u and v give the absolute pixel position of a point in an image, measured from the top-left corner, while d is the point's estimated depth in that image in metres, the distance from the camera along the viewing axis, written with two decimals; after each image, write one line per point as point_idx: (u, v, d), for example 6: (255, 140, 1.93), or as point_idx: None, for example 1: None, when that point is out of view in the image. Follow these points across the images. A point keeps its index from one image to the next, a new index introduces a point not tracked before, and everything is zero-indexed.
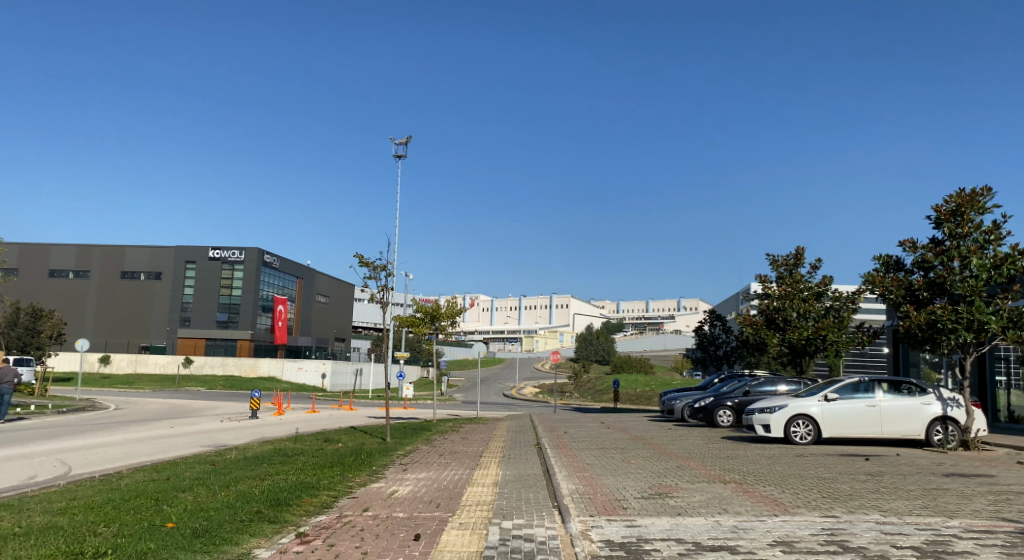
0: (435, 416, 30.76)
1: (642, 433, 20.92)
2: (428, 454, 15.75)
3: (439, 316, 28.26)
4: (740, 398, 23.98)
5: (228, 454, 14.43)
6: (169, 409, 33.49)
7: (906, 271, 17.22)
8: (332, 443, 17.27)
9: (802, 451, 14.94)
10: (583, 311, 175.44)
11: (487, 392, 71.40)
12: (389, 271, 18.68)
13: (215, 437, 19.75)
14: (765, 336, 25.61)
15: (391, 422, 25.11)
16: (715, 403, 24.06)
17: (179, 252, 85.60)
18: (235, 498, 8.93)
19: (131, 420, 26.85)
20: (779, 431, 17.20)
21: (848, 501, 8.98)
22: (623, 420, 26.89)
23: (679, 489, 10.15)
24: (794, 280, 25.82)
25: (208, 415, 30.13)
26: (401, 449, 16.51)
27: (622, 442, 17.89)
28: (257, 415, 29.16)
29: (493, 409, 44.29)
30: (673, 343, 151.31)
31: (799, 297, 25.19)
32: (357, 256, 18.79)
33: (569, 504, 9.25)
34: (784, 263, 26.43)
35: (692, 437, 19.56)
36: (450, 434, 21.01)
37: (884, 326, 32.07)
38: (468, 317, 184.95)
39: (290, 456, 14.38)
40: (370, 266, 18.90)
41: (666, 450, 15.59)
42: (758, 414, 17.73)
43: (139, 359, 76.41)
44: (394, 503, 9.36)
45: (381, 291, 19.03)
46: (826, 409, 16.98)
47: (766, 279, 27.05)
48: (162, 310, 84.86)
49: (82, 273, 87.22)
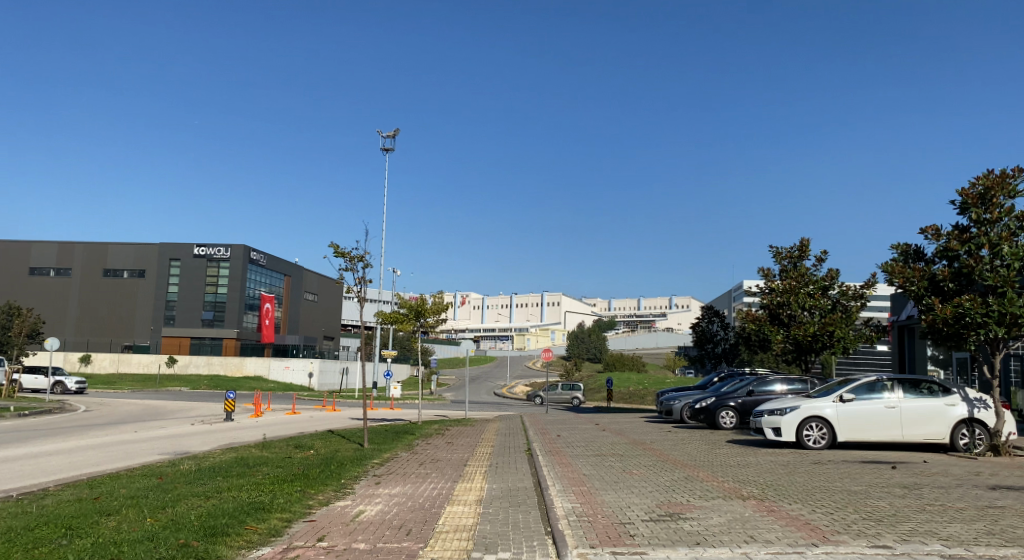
0: (420, 418, 29.27)
1: (640, 436, 19.54)
2: (408, 463, 14.26)
3: (424, 312, 26.70)
4: (743, 398, 22.66)
5: (181, 464, 12.92)
6: (142, 411, 31.85)
7: (927, 261, 15.81)
8: (303, 450, 15.75)
9: (820, 458, 13.54)
10: (574, 309, 174.39)
11: (477, 391, 69.94)
12: (366, 261, 17.15)
13: (180, 443, 18.27)
14: (769, 333, 24.18)
15: (372, 425, 23.63)
16: (717, 403, 22.68)
17: (163, 249, 83.75)
18: (162, 525, 7.43)
19: (96, 423, 25.26)
20: (791, 435, 15.79)
21: (896, 525, 7.54)
22: (619, 421, 25.50)
23: (692, 508, 8.71)
24: (799, 274, 24.43)
25: (182, 417, 28.58)
26: (379, 457, 15.01)
27: (621, 447, 16.46)
28: (233, 418, 27.61)
29: (483, 409, 42.90)
30: (664, 341, 150.36)
31: (804, 292, 23.81)
32: (333, 246, 17.34)
33: (565, 530, 7.79)
34: (787, 256, 25.07)
35: (693, 440, 18.14)
36: (434, 439, 19.50)
37: (889, 322, 30.84)
38: (459, 315, 183.13)
39: (251, 467, 12.85)
40: (347, 256, 17.41)
41: (670, 458, 14.15)
42: (767, 416, 16.32)
43: (121, 358, 74.64)
44: (357, 530, 7.89)
45: (358, 284, 17.48)
46: (841, 411, 15.61)
47: (768, 273, 25.62)
48: (145, 309, 82.93)
49: (63, 271, 85.15)
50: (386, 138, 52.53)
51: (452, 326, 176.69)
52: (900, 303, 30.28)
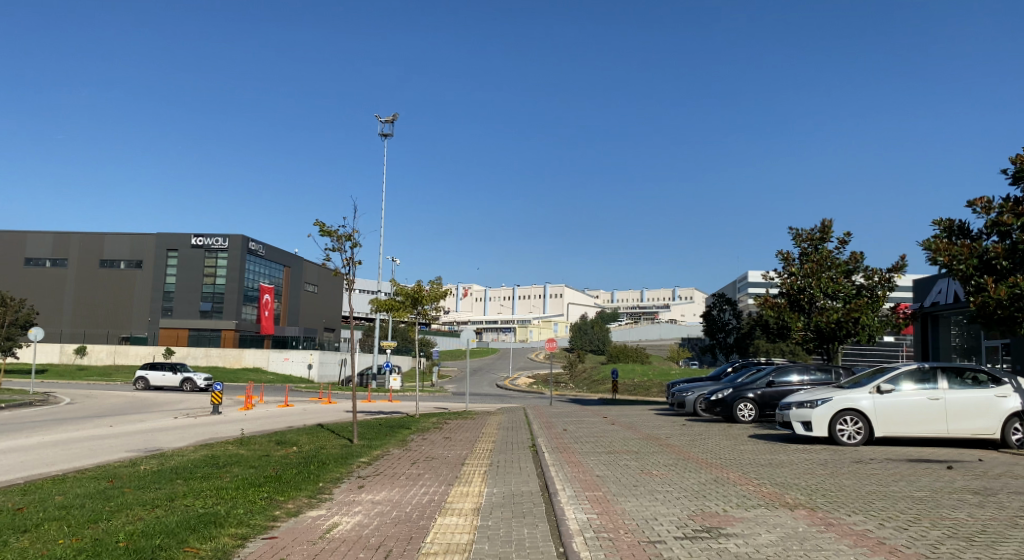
0: (418, 411, 27.84)
1: (653, 431, 18.08)
2: (400, 462, 12.78)
3: (421, 299, 25.21)
4: (762, 390, 21.19)
5: (143, 464, 11.47)
6: (128, 404, 30.37)
7: (974, 237, 14.27)
8: (285, 447, 14.24)
9: (860, 457, 12.04)
10: (577, 301, 173.08)
11: (479, 383, 68.45)
12: (354, 240, 15.66)
13: (155, 438, 16.87)
14: (789, 320, 22.71)
15: (366, 419, 22.20)
16: (734, 395, 21.20)
17: (160, 240, 82.26)
18: (79, 550, 5.95)
19: (74, 416, 23.87)
20: (823, 430, 14.33)
21: (995, 547, 6.03)
22: (628, 414, 24.05)
23: (733, 521, 7.23)
24: (820, 257, 22.88)
25: (169, 409, 27.10)
26: (367, 456, 13.50)
27: (636, 444, 14.97)
28: (221, 411, 26.17)
29: (485, 401, 41.43)
30: (668, 332, 148.93)
31: (826, 276, 22.27)
32: (317, 223, 15.84)
33: (579, 551, 6.32)
34: (808, 237, 23.50)
35: (712, 435, 16.65)
36: (431, 434, 18.05)
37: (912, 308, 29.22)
38: (461, 307, 181.67)
39: (219, 467, 11.36)
40: (333, 235, 15.91)
41: (693, 457, 12.63)
42: (795, 409, 14.84)
43: (118, 350, 73.24)
44: (325, 553, 6.40)
45: (346, 265, 15.94)
46: (879, 403, 14.10)
47: (787, 256, 24.05)
48: (142, 299, 81.55)
49: (59, 261, 83.71)
50: (384, 123, 51.10)
51: (455, 317, 175.26)
52: (924, 289, 28.65)
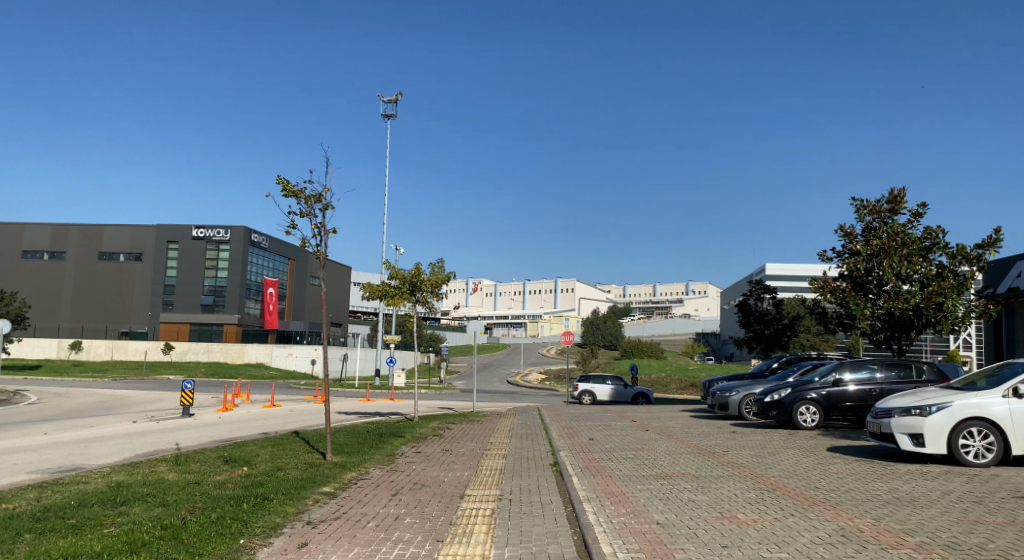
0: (417, 412, 24.47)
1: (702, 442, 14.61)
2: (374, 493, 9.30)
3: (420, 285, 21.73)
4: (827, 390, 17.62)
5: (10, 504, 7.96)
6: (97, 404, 26.96)
7: None
8: (232, 469, 10.85)
9: (1022, 490, 8.55)
10: (588, 295, 169.31)
11: (488, 379, 65.26)
12: (325, 203, 12.28)
13: (85, 451, 13.49)
14: (855, 307, 19.23)
15: (354, 424, 18.84)
16: (793, 396, 17.70)
17: (161, 231, 79.29)
18: None
19: (23, 421, 20.64)
20: (939, 446, 10.91)
21: None
22: (660, 418, 20.65)
23: None
24: (889, 231, 19.40)
25: (137, 410, 23.85)
26: (333, 483, 10.05)
27: (690, 463, 11.50)
28: (191, 413, 22.74)
29: (495, 399, 38.03)
30: (681, 328, 145.09)
31: (898, 255, 18.79)
32: (278, 178, 12.52)
33: None
34: (874, 210, 19.97)
35: (781, 449, 13.19)
36: (428, 445, 14.62)
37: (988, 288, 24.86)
38: (472, 302, 178.00)
39: (112, 507, 7.87)
40: (298, 196, 12.50)
41: (780, 487, 9.14)
42: (899, 418, 11.34)
43: (116, 345, 70.29)
44: None
45: (316, 234, 12.58)
46: (1018, 412, 10.62)
47: (849, 231, 20.51)
48: (142, 293, 78.79)
49: (57, 254, 80.95)
50: (387, 103, 47.99)
51: (465, 312, 171.47)
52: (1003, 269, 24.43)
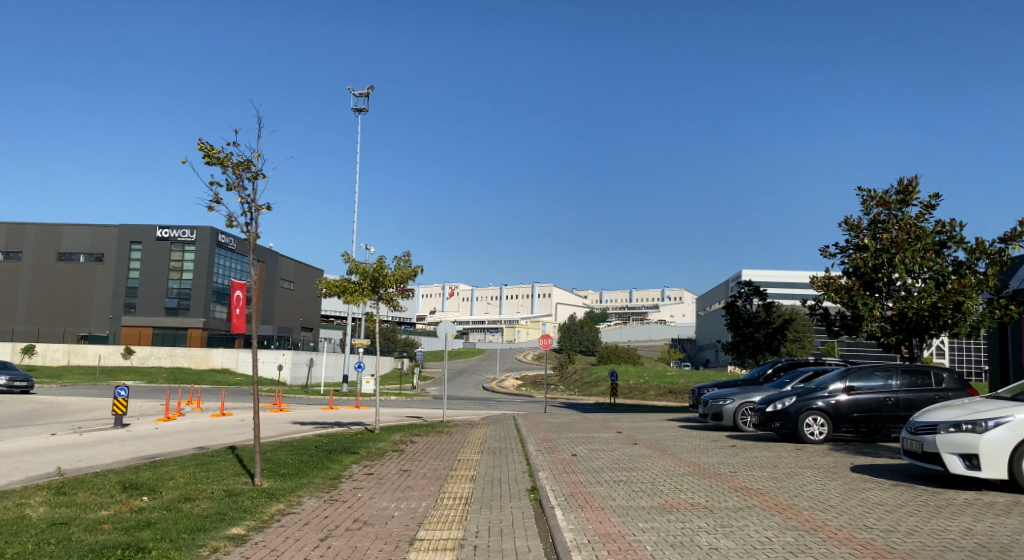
0: (381, 422, 22.25)
1: (702, 460, 12.62)
2: (299, 537, 7.12)
3: (383, 281, 19.57)
4: (837, 397, 15.68)
5: None
6: (27, 413, 24.33)
7: None
8: (127, 501, 8.59)
9: None
10: (565, 300, 167.87)
11: (462, 386, 63.12)
12: (256, 171, 10.11)
13: None
14: (864, 306, 17.38)
15: (305, 438, 16.59)
16: (799, 406, 15.78)
17: (123, 231, 76.06)
18: None
19: None
20: (998, 470, 8.99)
21: None
22: (649, 430, 18.68)
23: None
24: (900, 224, 17.62)
25: (66, 418, 21.32)
26: (253, 521, 7.85)
27: (698, 490, 9.45)
28: (125, 424, 20.33)
29: (467, 406, 35.95)
30: (658, 333, 144.01)
31: (911, 250, 16.96)
32: (199, 143, 10.40)
33: None
34: (882, 201, 18.21)
35: (800, 470, 11.23)
36: (383, 465, 12.45)
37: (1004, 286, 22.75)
38: (448, 307, 175.50)
39: None
40: (224, 163, 10.38)
41: (825, 527, 7.12)
42: (946, 434, 9.38)
43: (73, 349, 67.00)
44: None
45: (246, 211, 10.44)
46: None
47: (855, 224, 18.71)
48: (103, 295, 75.50)
49: (13, 254, 77.46)
50: (358, 97, 45.73)
51: (441, 316, 168.91)
52: None
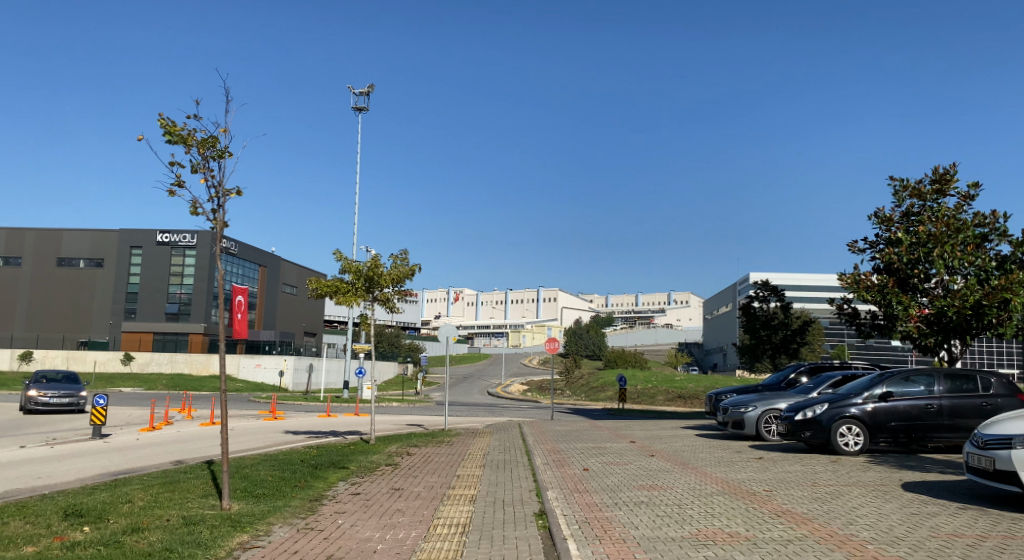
0: (378, 432, 20.91)
1: (729, 476, 11.27)
2: None
3: (379, 279, 18.31)
4: (874, 404, 14.31)
5: None
6: (7, 423, 23.03)
7: None
8: (63, 534, 7.29)
9: None
10: (571, 305, 166.59)
11: (467, 391, 61.87)
12: (222, 150, 8.83)
13: None
14: (900, 304, 16.02)
15: (294, 450, 15.28)
16: (831, 413, 14.43)
17: (123, 236, 75.03)
18: None
19: None
20: None
21: None
22: (666, 440, 17.35)
23: None
24: (936, 216, 16.27)
25: (44, 429, 20.01)
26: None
27: (735, 517, 8.09)
28: (105, 436, 19.01)
29: (471, 412, 34.69)
30: (664, 337, 142.45)
31: (950, 244, 15.60)
32: (158, 119, 9.11)
33: None
34: (915, 190, 16.88)
35: (845, 489, 9.85)
36: (370, 483, 11.10)
37: None
38: (453, 311, 174.54)
39: None
40: (186, 143, 9.12)
41: None
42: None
43: (72, 355, 65.86)
44: None
45: (213, 198, 9.19)
46: None
47: (886, 216, 17.34)
48: (103, 301, 74.40)
49: (13, 260, 76.50)
50: (358, 96, 44.59)
51: (445, 321, 167.49)
52: None
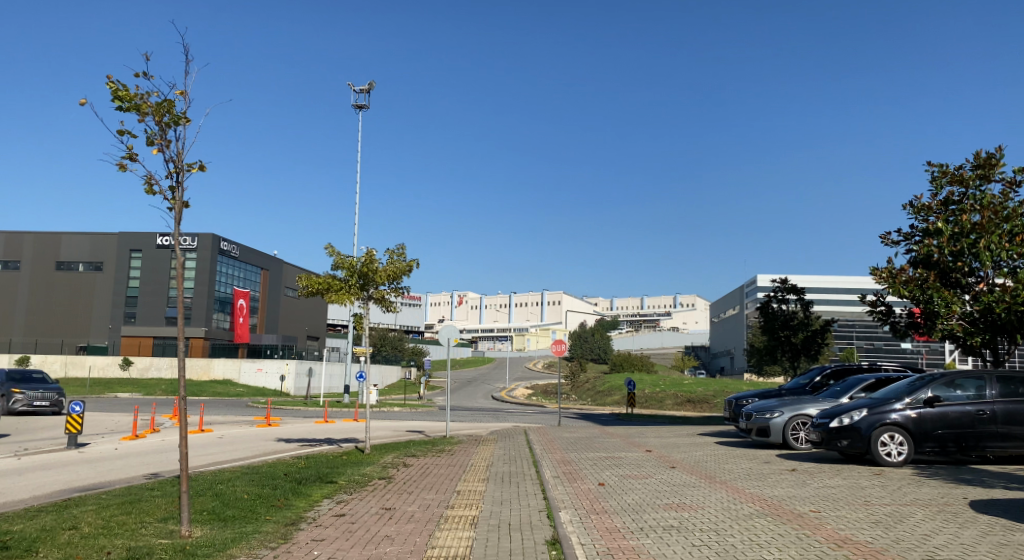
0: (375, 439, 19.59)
1: (766, 493, 9.93)
2: None
3: (373, 276, 17.01)
4: (919, 409, 12.95)
5: None
6: None
7: None
8: None
9: None
10: (575, 308, 165.07)
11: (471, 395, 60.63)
12: (179, 115, 7.57)
13: None
14: (943, 300, 14.66)
15: (283, 461, 14.00)
16: (872, 420, 13.07)
17: (123, 239, 73.92)
18: None
19: None
20: None
21: None
22: (685, 448, 15.99)
23: None
24: (980, 203, 14.92)
25: (21, 437, 18.71)
26: None
27: (788, 546, 6.73)
28: (85, 445, 17.74)
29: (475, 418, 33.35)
30: (670, 340, 140.96)
31: (998, 233, 14.23)
32: (108, 81, 7.84)
33: None
34: (956, 176, 15.53)
35: (907, 508, 8.49)
36: (357, 502, 9.74)
37: None
38: (456, 315, 173.07)
39: None
40: (139, 109, 7.84)
41: None
42: None
43: (71, 360, 64.71)
44: None
45: (171, 175, 7.93)
46: None
47: (924, 204, 15.98)
48: (103, 305, 73.27)
49: (12, 264, 75.43)
50: (359, 93, 43.40)
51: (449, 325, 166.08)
52: None
